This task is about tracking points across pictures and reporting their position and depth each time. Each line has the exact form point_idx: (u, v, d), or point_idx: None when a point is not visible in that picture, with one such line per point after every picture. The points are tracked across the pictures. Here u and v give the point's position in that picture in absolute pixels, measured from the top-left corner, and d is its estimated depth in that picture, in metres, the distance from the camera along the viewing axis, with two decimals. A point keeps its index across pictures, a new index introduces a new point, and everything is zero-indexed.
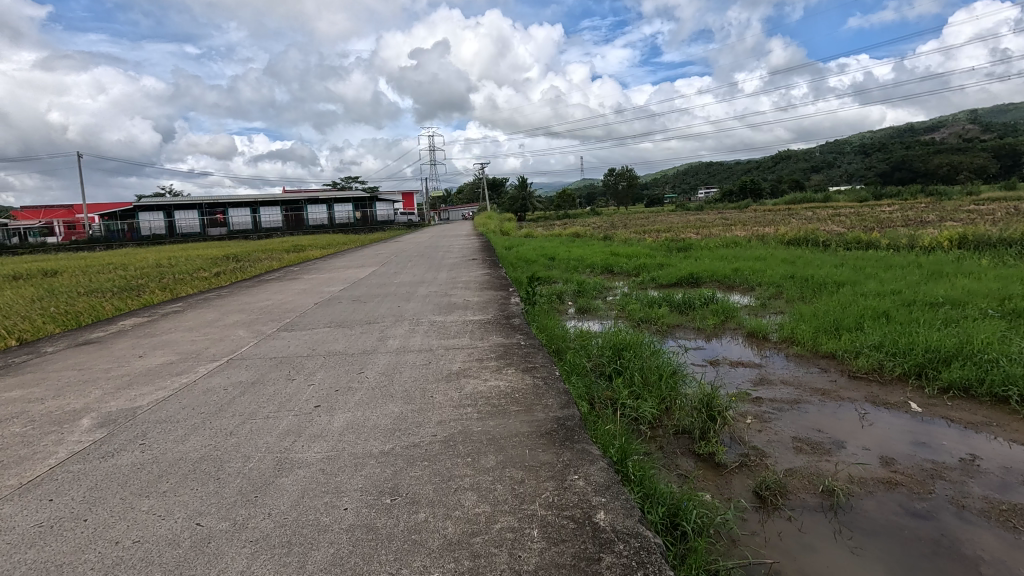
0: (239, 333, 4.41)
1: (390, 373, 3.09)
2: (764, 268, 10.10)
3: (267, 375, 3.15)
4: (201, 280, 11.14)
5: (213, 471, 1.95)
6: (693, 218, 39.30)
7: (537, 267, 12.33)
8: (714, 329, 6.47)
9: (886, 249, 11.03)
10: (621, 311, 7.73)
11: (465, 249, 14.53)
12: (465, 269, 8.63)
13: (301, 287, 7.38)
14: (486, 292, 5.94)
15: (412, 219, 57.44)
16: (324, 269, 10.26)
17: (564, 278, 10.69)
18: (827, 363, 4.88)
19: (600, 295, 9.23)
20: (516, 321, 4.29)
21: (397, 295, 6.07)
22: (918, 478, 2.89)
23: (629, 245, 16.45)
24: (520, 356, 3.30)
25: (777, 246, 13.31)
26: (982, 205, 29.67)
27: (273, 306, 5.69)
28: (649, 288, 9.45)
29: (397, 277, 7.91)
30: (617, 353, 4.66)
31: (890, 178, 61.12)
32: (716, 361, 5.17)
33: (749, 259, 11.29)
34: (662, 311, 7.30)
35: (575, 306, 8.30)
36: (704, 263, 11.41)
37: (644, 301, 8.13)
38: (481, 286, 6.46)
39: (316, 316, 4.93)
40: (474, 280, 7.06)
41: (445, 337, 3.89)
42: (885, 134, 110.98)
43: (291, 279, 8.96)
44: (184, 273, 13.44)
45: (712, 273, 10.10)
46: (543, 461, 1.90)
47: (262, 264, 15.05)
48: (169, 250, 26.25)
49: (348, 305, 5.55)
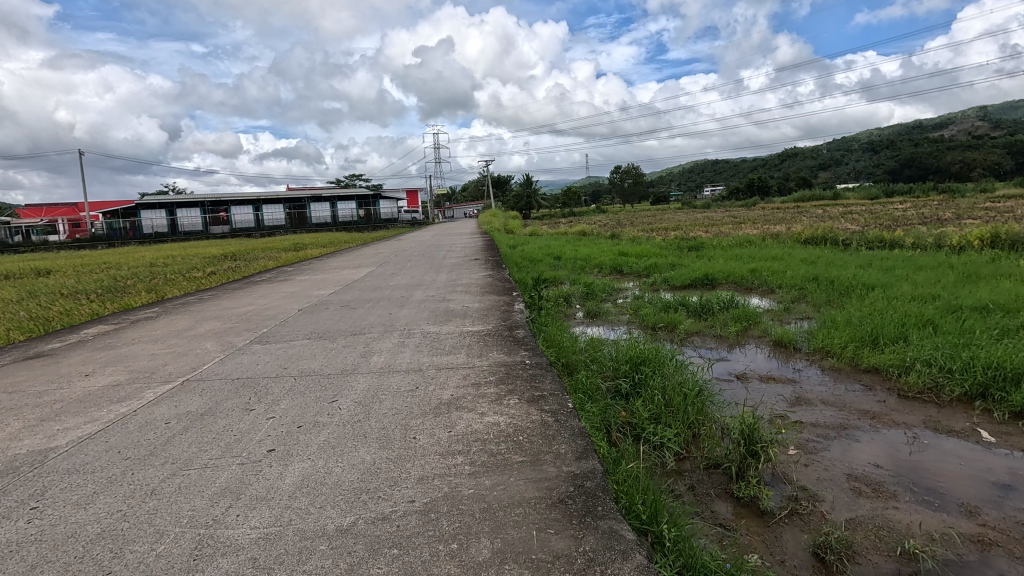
0: (208, 347, 3.90)
1: (367, 401, 2.57)
2: (783, 270, 9.52)
3: (222, 404, 2.64)
4: (190, 280, 10.63)
5: (106, 561, 1.44)
6: (700, 215, 38.60)
7: (542, 267, 11.77)
8: (736, 337, 5.93)
9: (911, 248, 10.44)
10: (634, 316, 7.18)
11: (467, 249, 14.00)
12: (466, 270, 8.10)
13: (289, 290, 6.86)
14: (488, 298, 5.41)
15: (415, 217, 57.01)
16: (318, 270, 9.75)
17: (571, 279, 10.14)
18: (871, 379, 4.34)
19: (610, 298, 8.67)
20: (520, 334, 3.75)
21: (390, 299, 5.55)
22: (1015, 536, 2.36)
23: (637, 244, 15.89)
24: (524, 379, 2.77)
25: (794, 244, 12.70)
26: (1000, 202, 28.84)
27: (253, 313, 5.17)
28: (662, 291, 8.90)
29: (394, 279, 7.39)
30: (635, 368, 4.11)
31: (900, 175, 60.16)
32: (746, 376, 4.60)
33: (766, 260, 10.70)
34: (679, 316, 6.74)
35: (583, 310, 7.74)
36: (719, 263, 10.83)
37: (658, 305, 7.57)
38: (483, 290, 5.93)
39: (297, 326, 4.42)
40: (475, 283, 6.54)
41: (438, 353, 3.37)
42: (894, 131, 109.65)
43: (282, 280, 8.44)
44: (175, 272, 12.94)
45: (729, 274, 9.53)
46: (559, 553, 1.38)
47: (258, 263, 14.54)
48: (169, 248, 25.81)
49: (334, 312, 5.01)
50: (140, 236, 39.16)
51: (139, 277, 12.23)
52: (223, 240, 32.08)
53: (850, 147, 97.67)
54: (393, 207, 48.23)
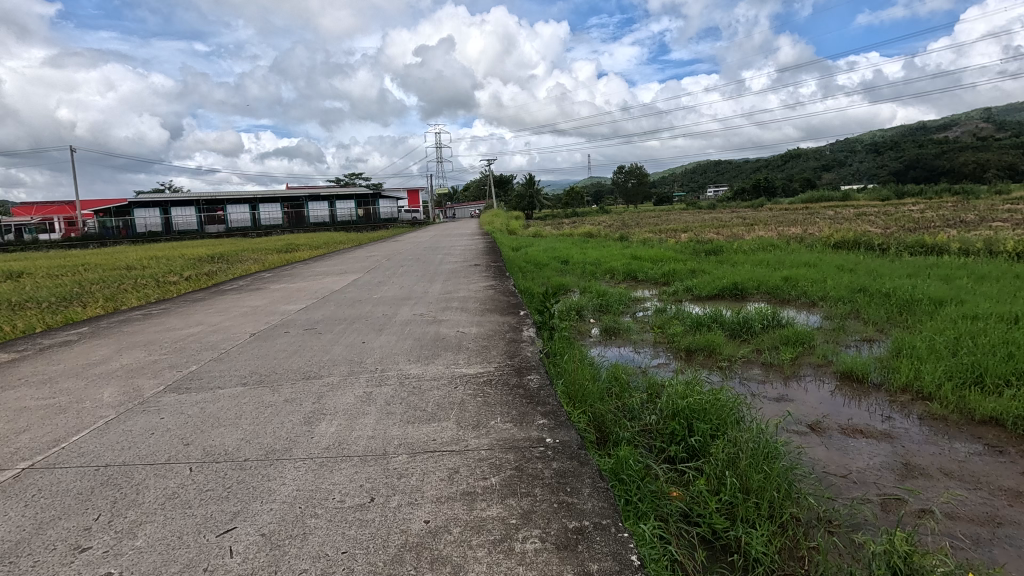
0: (103, 397, 2.83)
1: (282, 538, 1.50)
2: (821, 279, 8.47)
3: (43, 533, 1.58)
4: (160, 286, 9.62)
5: None
6: (708, 215, 37.73)
7: (548, 273, 10.71)
8: (790, 365, 4.89)
9: (958, 255, 9.44)
10: (661, 336, 6.11)
11: (465, 252, 12.96)
12: (464, 279, 7.07)
13: (255, 303, 5.80)
14: (489, 319, 4.35)
15: (416, 216, 56.02)
16: (298, 276, 8.69)
17: (583, 288, 9.10)
18: (995, 437, 3.29)
19: (627, 311, 7.64)
20: (533, 383, 2.69)
21: (367, 320, 4.49)
22: None
23: (650, 247, 14.90)
24: (549, 484, 1.72)
25: (823, 249, 11.66)
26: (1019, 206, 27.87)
27: (193, 339, 4.09)
28: (687, 303, 7.86)
29: (379, 290, 6.35)
30: (688, 426, 3.07)
31: (906, 176, 59.27)
32: (822, 427, 3.53)
33: (798, 267, 9.62)
34: (716, 336, 5.66)
35: (599, 327, 6.67)
36: (746, 270, 9.77)
37: (687, 321, 6.52)
38: (484, 307, 4.89)
39: (238, 362, 3.35)
40: (475, 297, 5.49)
41: (414, 420, 2.30)
42: (900, 132, 108.52)
43: (253, 288, 7.38)
44: (149, 276, 11.92)
45: (760, 283, 8.50)
46: None
47: (242, 267, 13.47)
48: (161, 249, 25.00)
49: (294, 339, 3.94)
50: (133, 236, 38.19)
51: (107, 282, 11.21)
52: (217, 240, 31.14)
53: (857, 147, 96.65)
54: (392, 206, 47.21)
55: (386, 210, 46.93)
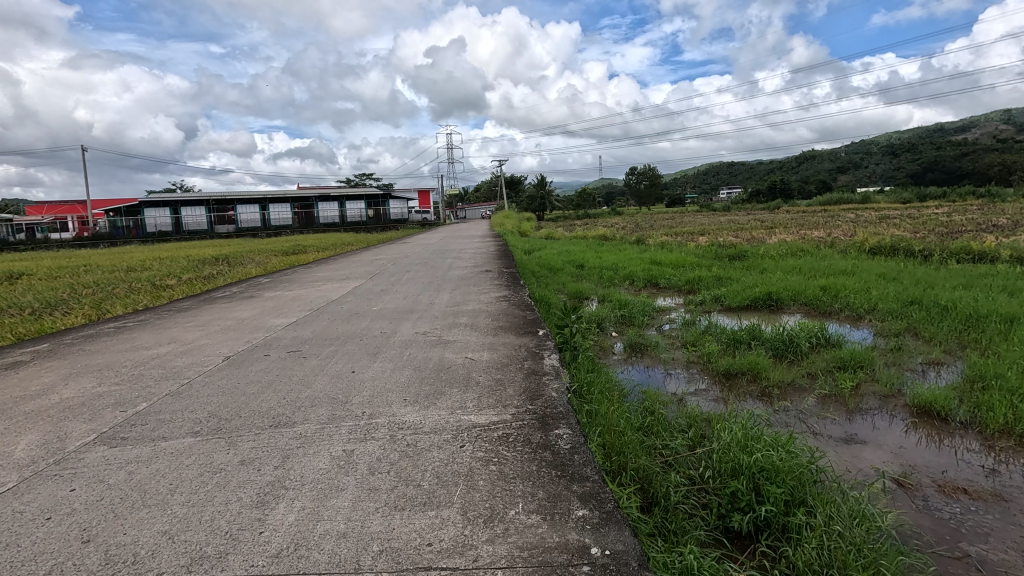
0: (15, 449, 2.22)
1: None
2: (863, 289, 7.79)
3: None
4: (153, 292, 9.09)
5: None
6: (723, 219, 37.01)
7: (563, 279, 10.11)
8: (851, 395, 4.22)
9: (1011, 263, 8.72)
10: (694, 355, 5.44)
11: (475, 256, 12.37)
12: (475, 288, 6.46)
13: (242, 315, 5.21)
14: (503, 341, 3.72)
15: (426, 217, 55.70)
16: (297, 282, 8.13)
17: (602, 297, 8.49)
18: None
19: (652, 323, 7.01)
20: (563, 444, 2.06)
21: (362, 341, 3.88)
22: None
23: (670, 251, 14.26)
24: None
25: (858, 255, 10.94)
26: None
27: (159, 362, 3.50)
28: (717, 315, 7.21)
29: (381, 300, 5.75)
30: (757, 493, 2.43)
31: (925, 178, 57.97)
32: (913, 483, 2.86)
33: (835, 275, 8.91)
34: (759, 357, 4.99)
35: (624, 344, 6.01)
36: (777, 278, 9.08)
37: (722, 336, 5.86)
38: (498, 325, 4.27)
39: (197, 398, 2.74)
40: (488, 311, 4.87)
41: (405, 506, 1.67)
42: (919, 133, 106.60)
43: (246, 296, 6.81)
44: (147, 280, 11.44)
45: (796, 293, 7.82)
46: None
47: (244, 270, 12.97)
48: (169, 249, 24.72)
49: (273, 365, 3.33)
50: (143, 236, 38.07)
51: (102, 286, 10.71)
52: (226, 240, 30.88)
53: (874, 148, 94.95)
54: (403, 206, 46.81)
55: (397, 210, 46.59)
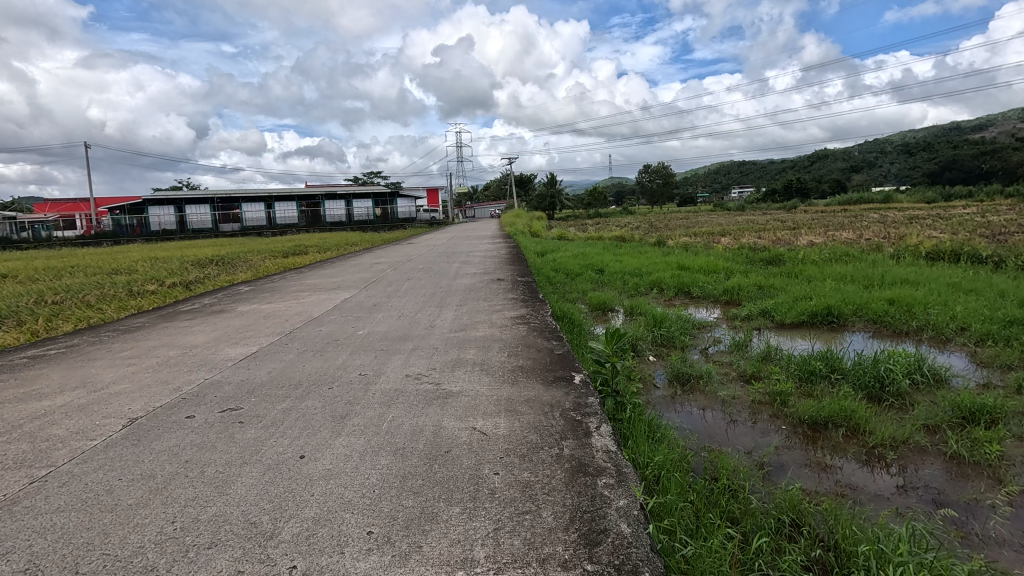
0: None
1: None
2: (938, 302, 6.67)
3: None
4: (123, 301, 8.07)
5: None
6: (739, 219, 35.99)
7: (581, 287, 9.07)
8: (998, 462, 3.08)
9: None
10: (761, 393, 4.32)
11: (485, 260, 11.36)
12: (486, 302, 5.39)
13: (194, 343, 4.14)
14: (526, 397, 2.62)
15: (435, 216, 54.83)
16: (281, 292, 7.07)
17: (630, 308, 7.42)
18: None
19: (694, 343, 5.92)
20: None
21: (333, 392, 2.79)
22: None
23: (696, 254, 13.18)
24: None
25: (913, 260, 9.80)
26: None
27: (31, 431, 2.41)
28: (770, 335, 6.12)
29: (371, 321, 4.68)
30: None
31: (945, 178, 56.39)
32: None
33: (897, 285, 7.74)
34: (852, 402, 3.85)
35: (667, 374, 4.90)
36: (828, 287, 7.96)
37: (790, 366, 4.72)
38: (517, 364, 3.18)
39: (32, 520, 1.66)
40: (503, 340, 3.79)
41: None
42: (936, 132, 104.38)
43: (215, 311, 5.76)
44: (125, 285, 10.48)
45: (857, 307, 6.70)
46: None
47: (235, 274, 12.00)
48: (169, 249, 23.96)
49: (191, 438, 2.26)
50: (147, 234, 37.36)
51: (74, 292, 9.72)
52: (230, 240, 30.11)
53: (890, 146, 93.01)
54: (410, 204, 45.90)
55: (405, 210, 45.66)
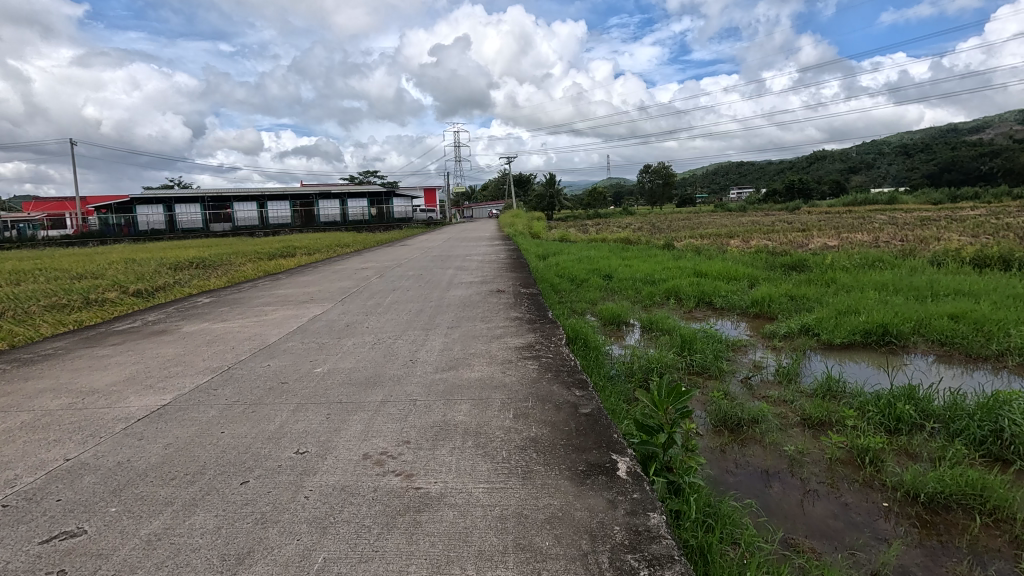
0: None
1: None
2: (1011, 317, 5.72)
3: None
4: (66, 314, 7.00)
5: None
6: (740, 221, 35.23)
7: (589, 295, 8.11)
8: None
9: None
10: (837, 448, 3.34)
11: (482, 266, 10.38)
12: (483, 324, 4.38)
13: (94, 387, 3.09)
14: (548, 515, 1.62)
15: (432, 216, 53.76)
16: (244, 305, 6.04)
17: (647, 322, 6.45)
18: None
19: (732, 369, 4.95)
20: None
21: (241, 499, 1.76)
22: None
23: (710, 258, 12.24)
24: None
25: (955, 267, 8.88)
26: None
27: None
28: (820, 360, 5.15)
29: (335, 352, 3.66)
30: None
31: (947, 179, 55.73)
32: None
33: (952, 297, 6.80)
34: (975, 470, 2.88)
35: (710, 416, 3.91)
36: (872, 298, 7.01)
37: (868, 408, 3.74)
38: (531, 437, 2.18)
39: None
40: (507, 386, 2.79)
41: None
42: (936, 133, 103.92)
43: (153, 332, 4.73)
44: (83, 292, 9.43)
45: (917, 323, 5.73)
46: None
47: (210, 279, 10.98)
48: (154, 250, 22.97)
49: None
50: (134, 234, 36.26)
51: (22, 300, 8.66)
52: (218, 240, 29.03)
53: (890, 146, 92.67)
54: (406, 204, 44.89)
55: (400, 210, 44.62)
